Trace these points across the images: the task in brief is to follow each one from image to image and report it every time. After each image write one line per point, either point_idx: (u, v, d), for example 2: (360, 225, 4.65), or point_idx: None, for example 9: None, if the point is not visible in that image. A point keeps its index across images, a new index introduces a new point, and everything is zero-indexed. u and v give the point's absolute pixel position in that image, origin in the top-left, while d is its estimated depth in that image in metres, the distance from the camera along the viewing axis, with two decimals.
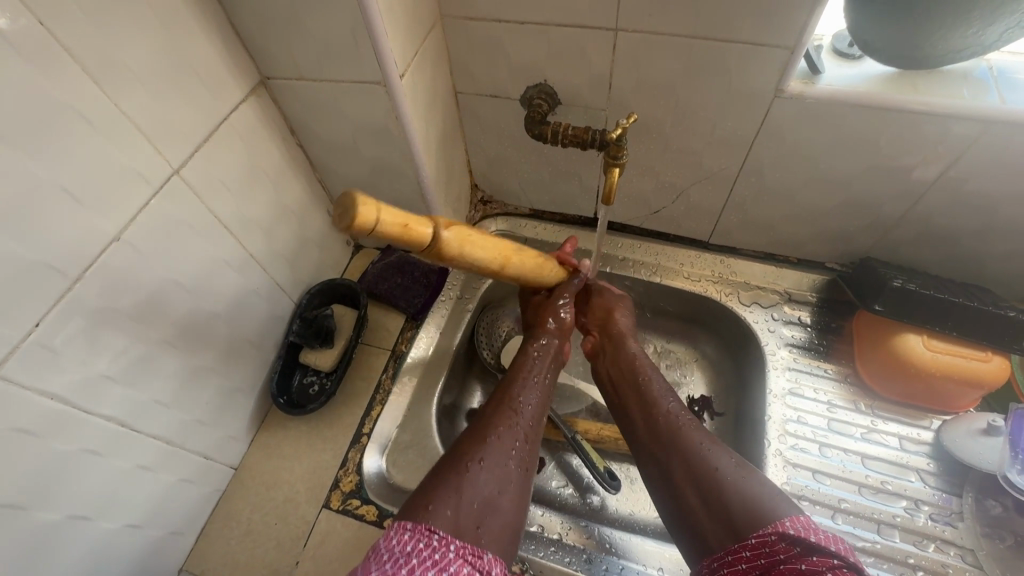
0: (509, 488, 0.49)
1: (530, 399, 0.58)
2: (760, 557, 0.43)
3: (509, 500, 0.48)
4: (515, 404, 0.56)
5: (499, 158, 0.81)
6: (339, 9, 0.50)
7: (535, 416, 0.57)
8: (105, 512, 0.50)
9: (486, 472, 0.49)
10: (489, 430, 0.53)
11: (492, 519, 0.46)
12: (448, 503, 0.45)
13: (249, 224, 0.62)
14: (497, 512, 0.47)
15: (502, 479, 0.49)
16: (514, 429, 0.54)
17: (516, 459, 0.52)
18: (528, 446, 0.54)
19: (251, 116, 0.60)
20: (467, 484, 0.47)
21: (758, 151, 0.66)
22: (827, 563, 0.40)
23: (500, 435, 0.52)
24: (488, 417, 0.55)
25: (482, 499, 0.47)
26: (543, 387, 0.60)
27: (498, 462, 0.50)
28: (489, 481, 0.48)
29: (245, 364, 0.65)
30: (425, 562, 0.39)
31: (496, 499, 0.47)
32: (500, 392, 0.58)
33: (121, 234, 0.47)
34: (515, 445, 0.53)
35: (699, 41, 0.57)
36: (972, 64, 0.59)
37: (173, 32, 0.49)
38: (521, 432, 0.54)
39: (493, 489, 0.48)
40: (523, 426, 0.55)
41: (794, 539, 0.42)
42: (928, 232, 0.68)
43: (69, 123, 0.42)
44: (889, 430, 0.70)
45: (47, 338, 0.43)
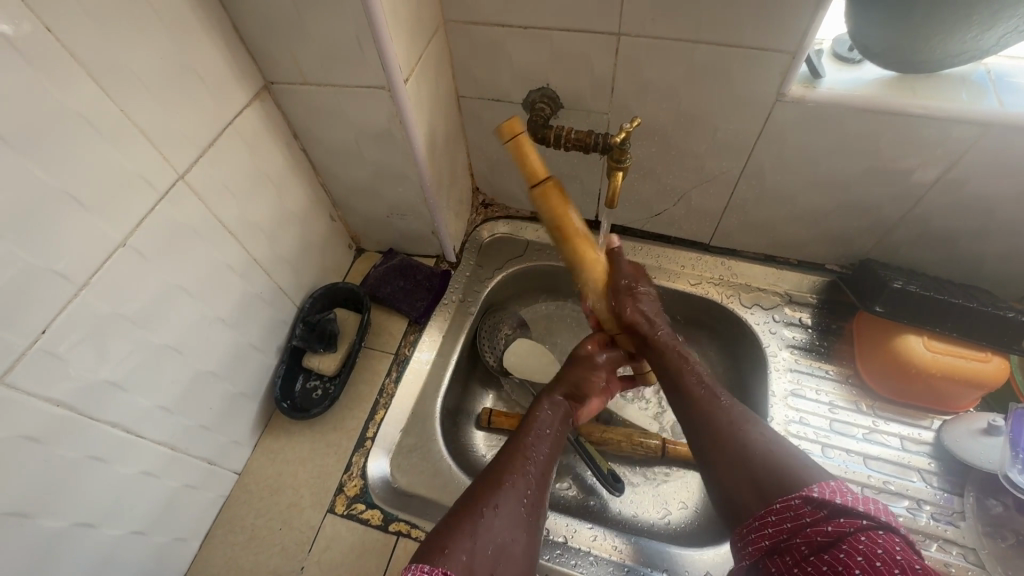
0: (523, 536, 0.47)
1: (541, 447, 0.56)
2: (786, 521, 0.42)
3: (523, 549, 0.47)
4: (525, 452, 0.55)
5: (500, 162, 0.82)
6: (344, 14, 0.50)
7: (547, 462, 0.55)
8: (110, 518, 0.50)
9: (501, 518, 0.47)
10: (502, 476, 0.51)
11: (504, 568, 0.44)
12: (462, 549, 0.43)
13: (253, 229, 0.62)
14: (510, 561, 0.45)
15: (517, 526, 0.47)
16: (527, 475, 0.52)
17: (531, 506, 0.50)
18: (540, 495, 0.52)
19: (255, 121, 0.60)
20: (481, 529, 0.45)
21: (759, 154, 0.67)
22: (855, 524, 0.39)
23: (514, 481, 0.51)
24: (498, 464, 0.53)
25: (497, 546, 0.45)
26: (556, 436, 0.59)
27: (512, 508, 0.48)
28: (504, 528, 0.46)
29: (249, 368, 0.65)
30: None
31: (510, 547, 0.46)
32: (512, 441, 0.57)
33: (126, 239, 0.47)
34: (529, 493, 0.51)
35: (701, 45, 0.57)
36: (970, 68, 0.59)
37: (178, 36, 0.49)
38: (534, 478, 0.52)
39: (508, 535, 0.46)
40: (536, 472, 0.53)
41: (820, 502, 0.41)
42: (927, 234, 0.69)
43: (75, 129, 0.42)
44: (891, 430, 0.70)
45: (52, 344, 0.43)
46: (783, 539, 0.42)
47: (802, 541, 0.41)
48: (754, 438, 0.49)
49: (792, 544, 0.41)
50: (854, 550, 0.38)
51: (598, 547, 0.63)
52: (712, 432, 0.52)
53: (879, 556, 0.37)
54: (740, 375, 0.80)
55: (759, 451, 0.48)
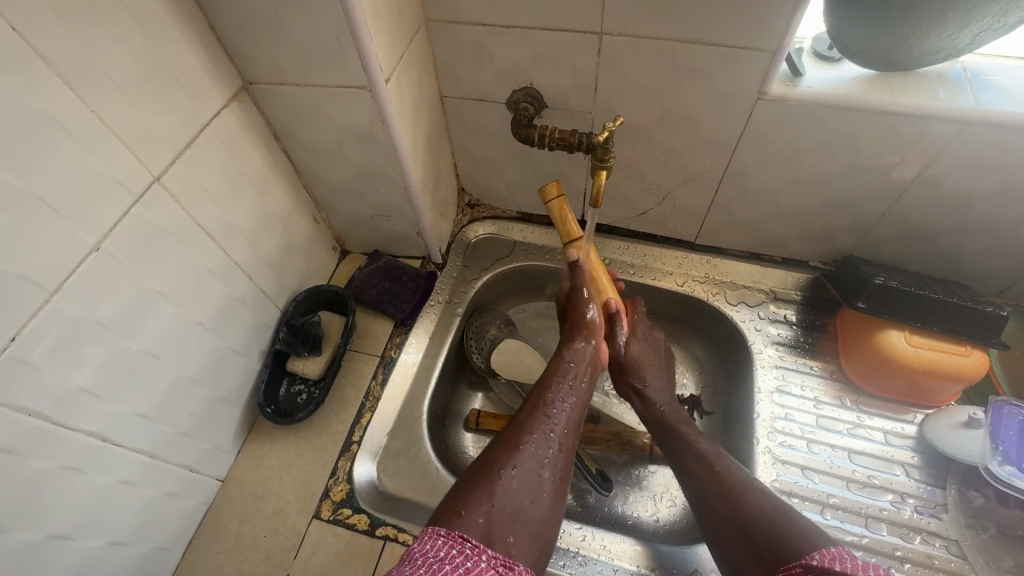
0: (542, 496, 0.50)
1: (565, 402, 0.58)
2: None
3: (543, 509, 0.49)
4: (546, 410, 0.57)
5: (485, 162, 0.81)
6: (323, 13, 0.50)
7: (568, 420, 0.57)
8: (88, 529, 0.49)
9: (519, 480, 0.49)
10: (522, 437, 0.53)
11: (523, 528, 0.47)
12: (480, 510, 0.46)
13: (233, 232, 0.61)
14: (528, 522, 0.47)
15: (536, 487, 0.50)
16: (546, 435, 0.54)
17: (551, 466, 0.52)
18: (563, 455, 0.54)
19: (233, 122, 0.59)
20: (499, 490, 0.48)
21: (741, 152, 0.67)
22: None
23: (532, 441, 0.53)
24: (521, 422, 0.55)
25: (516, 506, 0.47)
26: (580, 390, 0.60)
27: (531, 471, 0.50)
28: (520, 489, 0.49)
29: (231, 374, 0.64)
30: (457, 568, 0.38)
31: (530, 508, 0.48)
32: (534, 395, 0.59)
33: (100, 244, 0.46)
34: (549, 453, 0.53)
35: (683, 44, 0.57)
36: (947, 66, 0.60)
37: (153, 36, 0.48)
38: (553, 437, 0.54)
39: (527, 497, 0.48)
40: (557, 432, 0.55)
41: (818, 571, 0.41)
42: (908, 230, 0.70)
43: (45, 132, 0.41)
44: (874, 425, 0.71)
45: (24, 353, 0.42)
46: None
47: None
48: (756, 504, 0.51)
49: None
50: None
51: (586, 547, 0.63)
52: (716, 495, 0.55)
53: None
54: (726, 371, 0.81)
55: (756, 516, 0.50)
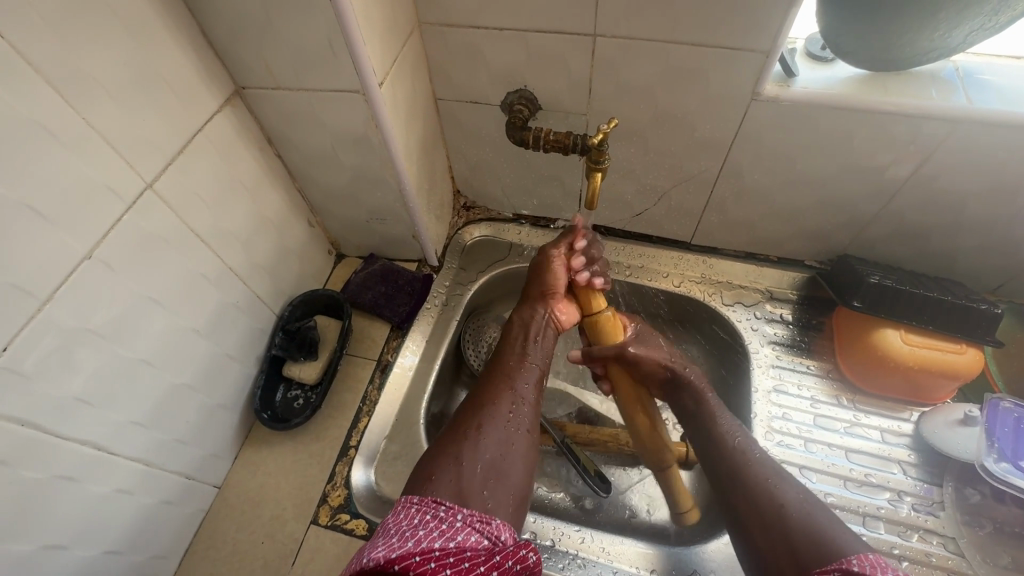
0: (512, 454, 0.52)
1: (527, 361, 0.61)
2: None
3: (513, 463, 0.51)
4: (508, 374, 0.59)
5: (480, 164, 0.81)
6: (315, 17, 0.49)
7: (532, 380, 0.59)
8: (82, 539, 0.49)
9: (485, 441, 0.51)
10: (486, 401, 0.56)
11: (500, 485, 0.49)
12: (449, 472, 0.48)
13: (227, 237, 0.61)
14: (501, 474, 0.49)
15: (504, 445, 0.52)
16: (510, 395, 0.56)
17: (516, 424, 0.55)
18: (528, 410, 0.56)
19: (226, 127, 0.58)
20: (468, 452, 0.50)
21: (736, 153, 0.67)
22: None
23: (496, 404, 0.55)
24: (484, 387, 0.58)
25: (486, 463, 0.50)
26: (541, 352, 0.63)
27: (498, 429, 0.53)
28: (490, 449, 0.51)
29: (227, 380, 0.64)
30: (431, 533, 0.42)
31: (502, 463, 0.50)
32: (498, 362, 0.61)
33: (92, 252, 0.46)
34: (515, 412, 0.55)
35: (677, 46, 0.57)
36: (940, 65, 0.60)
37: (143, 42, 0.47)
38: (517, 397, 0.57)
39: (496, 452, 0.51)
40: (522, 391, 0.57)
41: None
42: (902, 229, 0.70)
43: (35, 140, 0.40)
44: (871, 423, 0.71)
45: (16, 362, 0.41)
46: None
47: None
48: (786, 495, 0.51)
49: None
50: None
51: (586, 549, 0.62)
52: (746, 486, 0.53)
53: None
54: (722, 370, 0.81)
55: (790, 511, 0.49)
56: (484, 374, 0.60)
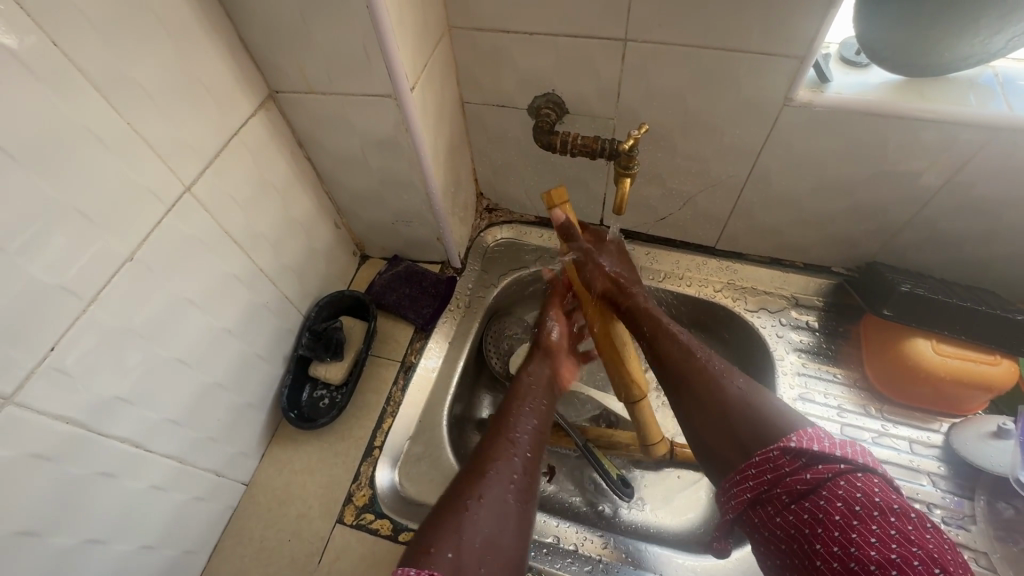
0: (510, 523, 0.47)
1: (525, 430, 0.57)
2: (765, 473, 0.46)
3: (512, 537, 0.47)
4: (509, 438, 0.55)
5: (504, 167, 0.81)
6: (349, 22, 0.50)
7: (533, 443, 0.56)
8: (120, 534, 0.50)
9: (485, 509, 0.47)
10: (485, 465, 0.52)
11: (496, 559, 0.44)
12: (448, 545, 0.44)
13: (258, 238, 0.62)
14: (499, 551, 0.45)
15: (503, 515, 0.48)
16: (511, 460, 0.53)
17: (517, 491, 0.51)
18: (528, 480, 0.52)
19: (260, 130, 0.59)
20: (467, 521, 0.46)
21: (766, 158, 0.66)
22: (831, 469, 0.44)
23: (497, 468, 0.51)
24: (485, 453, 0.54)
25: (484, 537, 0.45)
26: (538, 418, 0.60)
27: (497, 499, 0.49)
28: (490, 517, 0.47)
29: (256, 379, 0.65)
30: None
31: (499, 538, 0.46)
32: (495, 429, 0.57)
33: (133, 253, 0.47)
34: (515, 478, 0.51)
35: (710, 51, 0.57)
36: (978, 71, 0.59)
37: (184, 47, 0.48)
38: (518, 462, 0.53)
39: (495, 526, 0.46)
40: (520, 458, 0.54)
41: (797, 452, 0.45)
42: (934, 237, 0.69)
43: (83, 144, 0.41)
44: (900, 434, 0.70)
45: (60, 360, 0.42)
46: (763, 490, 0.46)
47: (783, 490, 0.45)
48: (728, 388, 0.52)
49: (772, 494, 0.46)
50: (834, 495, 0.43)
51: (609, 554, 0.62)
52: (694, 393, 0.54)
53: (858, 496, 0.42)
54: (746, 376, 0.80)
55: (735, 404, 0.50)
56: (483, 440, 0.56)
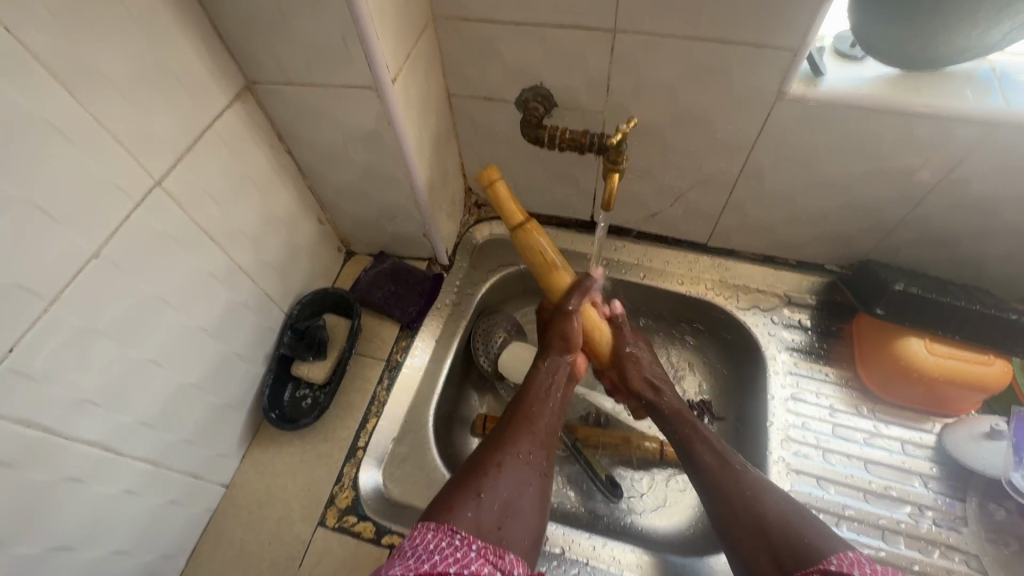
0: (530, 491, 0.50)
1: (546, 406, 0.59)
2: None
3: (530, 503, 0.49)
4: (529, 413, 0.57)
5: (493, 162, 0.79)
6: (327, 10, 0.48)
7: (553, 420, 0.58)
8: (90, 541, 0.48)
9: (505, 476, 0.49)
10: (506, 436, 0.54)
11: (513, 522, 0.47)
12: (469, 505, 0.46)
13: (236, 235, 0.60)
14: (516, 513, 0.47)
15: (522, 482, 0.50)
16: (531, 433, 0.55)
17: (535, 462, 0.53)
18: (546, 452, 0.55)
19: (236, 123, 0.57)
20: (487, 485, 0.48)
21: (758, 154, 0.65)
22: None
23: (516, 439, 0.53)
24: (507, 425, 0.56)
25: (504, 500, 0.47)
26: (560, 395, 0.60)
27: (516, 467, 0.51)
28: (509, 483, 0.49)
29: (235, 379, 0.63)
30: (446, 559, 0.40)
31: (517, 502, 0.48)
32: (518, 402, 0.59)
33: (100, 251, 0.45)
34: (534, 450, 0.54)
35: (701, 43, 0.55)
36: (975, 65, 0.58)
37: (153, 36, 0.46)
38: (538, 436, 0.55)
39: (513, 491, 0.49)
40: (540, 432, 0.56)
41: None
42: (928, 234, 0.68)
43: (43, 137, 0.39)
44: (892, 434, 0.69)
45: (23, 363, 0.40)
46: None
47: None
48: (769, 503, 0.50)
49: None
50: None
51: (597, 557, 0.61)
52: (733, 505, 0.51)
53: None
54: (737, 374, 0.79)
55: (775, 519, 0.48)
56: (504, 414, 0.58)
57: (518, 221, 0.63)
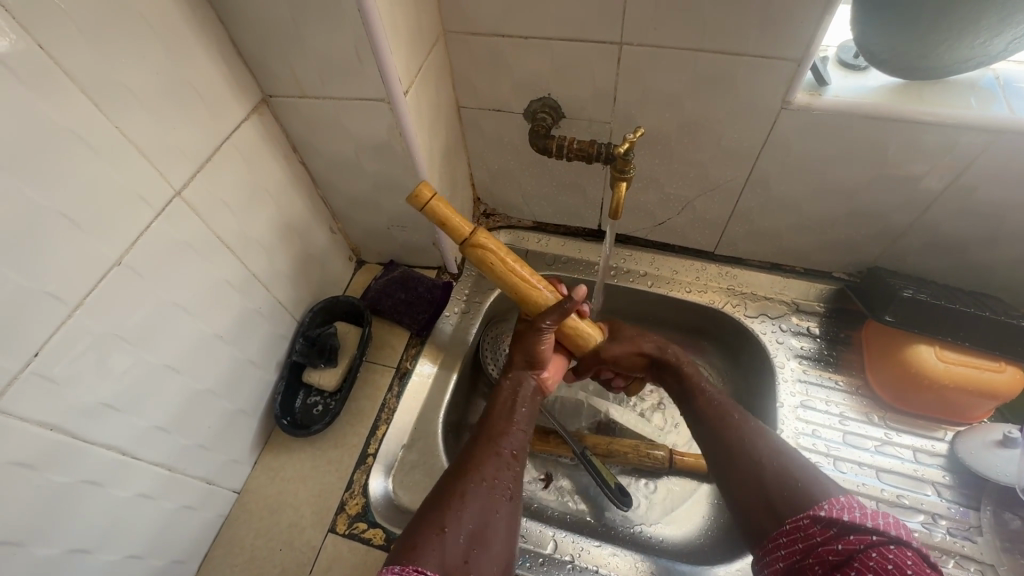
0: (498, 520, 0.47)
1: (513, 425, 0.55)
2: (796, 542, 0.46)
3: (499, 530, 0.47)
4: (493, 435, 0.54)
5: (501, 172, 0.81)
6: (341, 26, 0.50)
7: (520, 439, 0.55)
8: (106, 544, 0.49)
9: (470, 507, 0.47)
10: (470, 462, 0.51)
11: (481, 556, 0.45)
12: (433, 542, 0.44)
13: (251, 244, 0.61)
14: (483, 544, 0.45)
15: (488, 510, 0.47)
16: (496, 456, 0.52)
17: (502, 487, 0.50)
18: (514, 474, 0.52)
19: (253, 134, 0.59)
20: (451, 518, 0.46)
21: (763, 163, 0.66)
22: (865, 541, 0.42)
23: (480, 465, 0.50)
24: (471, 451, 0.52)
25: (469, 532, 0.45)
26: (526, 411, 0.57)
27: (482, 495, 0.48)
28: (475, 514, 0.47)
29: (248, 385, 0.64)
30: None
31: (484, 532, 0.46)
32: (485, 424, 0.55)
33: (122, 258, 0.46)
34: (499, 473, 0.51)
35: (706, 53, 0.56)
36: (978, 74, 0.59)
37: (175, 51, 0.48)
38: (506, 458, 0.52)
39: (479, 521, 0.46)
40: (507, 454, 0.53)
41: (829, 521, 0.44)
42: (935, 241, 0.68)
43: (69, 148, 0.41)
44: (903, 442, 0.69)
45: (45, 367, 0.42)
46: (796, 559, 0.45)
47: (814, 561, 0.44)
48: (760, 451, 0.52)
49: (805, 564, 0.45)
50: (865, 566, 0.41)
51: (607, 566, 0.61)
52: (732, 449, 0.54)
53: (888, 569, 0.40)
54: (745, 383, 0.79)
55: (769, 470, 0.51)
56: (470, 438, 0.55)
57: (467, 236, 0.56)
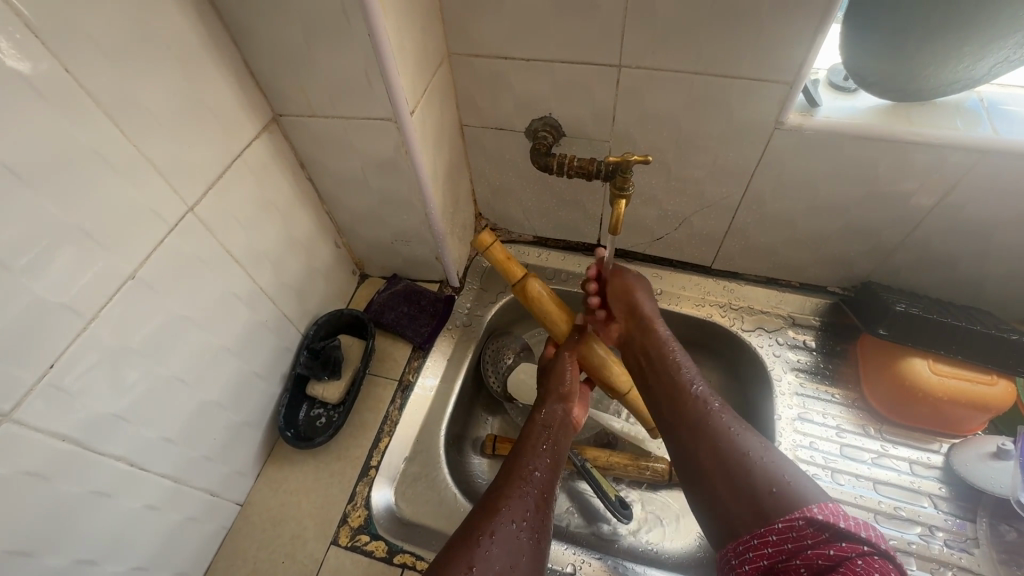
0: (524, 563, 0.44)
1: (541, 463, 0.53)
2: (786, 542, 0.42)
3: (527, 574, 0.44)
4: (522, 472, 0.52)
5: (503, 188, 0.82)
6: (352, 49, 0.52)
7: (547, 479, 0.52)
8: (112, 555, 0.49)
9: (498, 546, 0.45)
10: (498, 500, 0.49)
11: None
12: None
13: (259, 258, 0.62)
14: None
15: (514, 550, 0.45)
16: (524, 494, 0.49)
17: (530, 530, 0.47)
18: (542, 514, 0.49)
19: (262, 151, 0.60)
20: (478, 557, 0.43)
21: (758, 180, 0.68)
22: (856, 550, 0.39)
23: (508, 503, 0.48)
24: (499, 488, 0.50)
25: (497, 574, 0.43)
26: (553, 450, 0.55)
27: (511, 536, 0.46)
28: (501, 554, 0.44)
29: (253, 397, 0.65)
30: None
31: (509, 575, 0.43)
32: (511, 460, 0.54)
33: (135, 272, 0.47)
34: (528, 514, 0.48)
35: (702, 77, 0.59)
36: (963, 96, 0.61)
37: (191, 72, 0.50)
38: (533, 496, 0.50)
39: (508, 562, 0.44)
40: (535, 494, 0.50)
41: (823, 525, 0.41)
42: (926, 257, 0.70)
43: (91, 166, 0.42)
44: (900, 454, 0.70)
45: (59, 378, 0.42)
46: (782, 559, 0.42)
47: (802, 563, 0.41)
48: (727, 437, 0.50)
49: (790, 565, 0.41)
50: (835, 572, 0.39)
51: None
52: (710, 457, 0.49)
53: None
54: (744, 396, 0.80)
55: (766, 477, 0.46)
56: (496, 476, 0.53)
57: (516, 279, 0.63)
